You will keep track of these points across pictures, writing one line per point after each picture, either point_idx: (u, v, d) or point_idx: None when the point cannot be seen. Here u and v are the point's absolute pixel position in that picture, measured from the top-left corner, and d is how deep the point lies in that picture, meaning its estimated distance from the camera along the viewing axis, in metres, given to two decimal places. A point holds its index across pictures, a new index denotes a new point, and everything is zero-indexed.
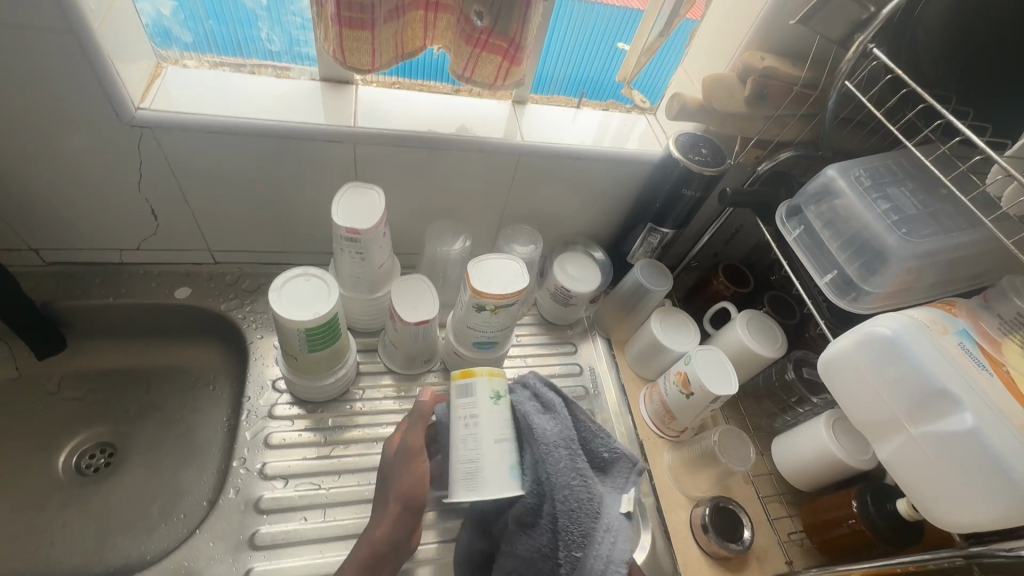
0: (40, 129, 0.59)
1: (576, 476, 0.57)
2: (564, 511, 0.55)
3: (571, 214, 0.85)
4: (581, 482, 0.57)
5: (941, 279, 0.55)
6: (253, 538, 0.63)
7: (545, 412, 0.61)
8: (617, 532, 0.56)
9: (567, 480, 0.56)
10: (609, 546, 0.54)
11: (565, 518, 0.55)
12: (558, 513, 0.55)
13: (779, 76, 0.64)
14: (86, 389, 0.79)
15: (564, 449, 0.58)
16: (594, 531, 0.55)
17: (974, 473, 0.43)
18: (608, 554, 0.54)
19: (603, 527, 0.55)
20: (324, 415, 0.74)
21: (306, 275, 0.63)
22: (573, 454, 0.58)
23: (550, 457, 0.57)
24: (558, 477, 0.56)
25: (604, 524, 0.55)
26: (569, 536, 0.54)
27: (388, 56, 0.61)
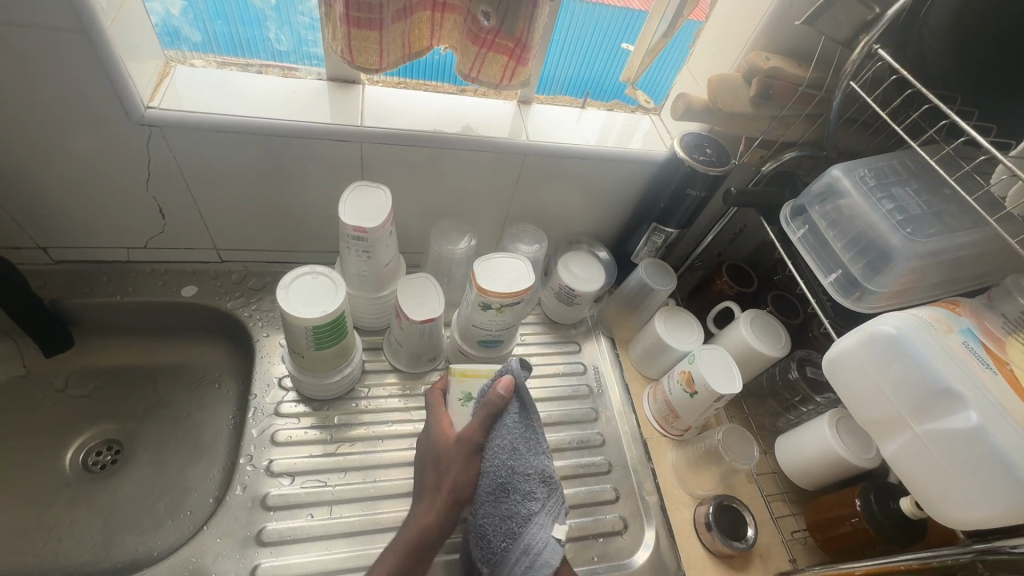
0: (49, 127, 0.60)
1: (494, 499, 0.57)
2: (482, 528, 0.58)
3: (575, 213, 0.86)
4: (496, 507, 0.57)
5: (945, 279, 0.55)
6: (260, 535, 0.64)
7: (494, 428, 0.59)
8: (529, 562, 0.54)
9: (485, 502, 0.58)
10: (516, 573, 0.54)
11: (480, 532, 0.58)
12: (479, 529, 0.58)
13: (784, 76, 0.65)
14: (93, 387, 0.80)
15: (493, 472, 0.58)
16: (507, 556, 0.55)
17: (979, 471, 0.43)
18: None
19: (515, 555, 0.55)
20: (330, 412, 0.75)
21: (314, 273, 0.64)
22: (500, 478, 0.57)
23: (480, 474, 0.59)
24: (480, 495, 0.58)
25: (517, 553, 0.55)
26: (484, 551, 0.57)
27: (395, 55, 0.62)
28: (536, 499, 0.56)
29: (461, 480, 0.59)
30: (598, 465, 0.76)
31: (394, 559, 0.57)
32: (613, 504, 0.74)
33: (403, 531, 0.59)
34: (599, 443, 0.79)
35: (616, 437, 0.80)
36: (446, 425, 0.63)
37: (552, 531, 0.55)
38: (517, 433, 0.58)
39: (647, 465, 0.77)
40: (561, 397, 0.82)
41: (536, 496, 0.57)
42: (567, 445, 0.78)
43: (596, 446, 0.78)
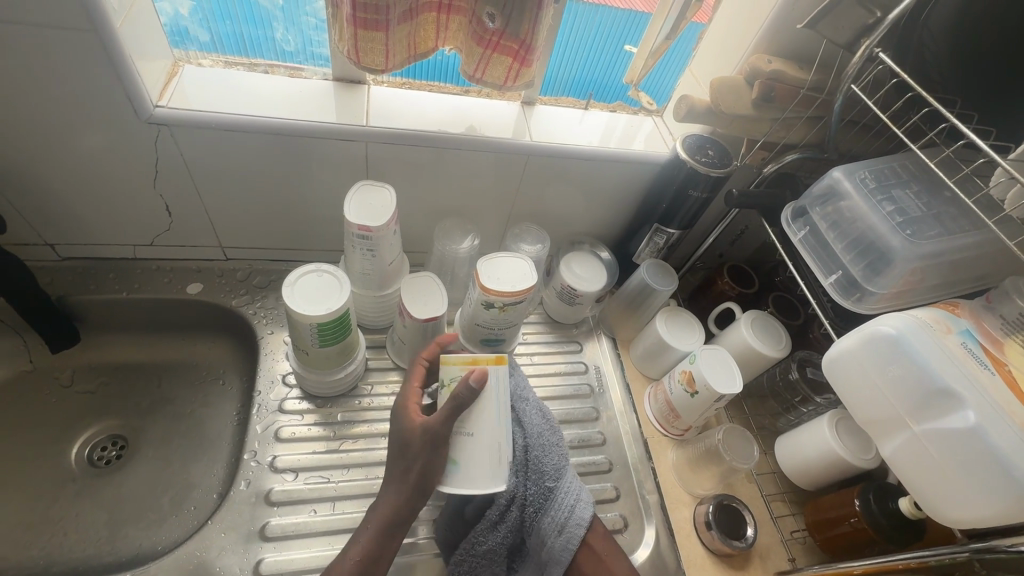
0: (58, 125, 0.60)
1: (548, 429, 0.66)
2: (538, 450, 0.64)
3: (578, 214, 0.86)
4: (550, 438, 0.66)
5: (944, 280, 0.56)
6: (264, 530, 0.64)
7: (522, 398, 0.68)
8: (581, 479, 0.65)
9: (544, 427, 0.66)
10: (575, 486, 0.63)
11: (539, 452, 0.64)
12: (538, 451, 0.64)
13: (786, 79, 0.65)
14: (98, 383, 0.80)
15: (541, 406, 0.68)
16: (564, 472, 0.64)
17: (975, 470, 0.44)
18: (574, 493, 0.63)
19: (569, 472, 0.64)
20: (333, 410, 0.75)
21: (319, 271, 0.64)
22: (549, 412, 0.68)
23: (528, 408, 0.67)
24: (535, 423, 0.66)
25: (567, 488, 0.63)
26: (548, 470, 0.63)
27: (401, 56, 0.63)
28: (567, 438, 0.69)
29: (421, 469, 0.56)
30: (599, 464, 0.77)
31: (363, 542, 0.57)
32: (614, 503, 0.74)
33: (374, 513, 0.59)
34: (600, 442, 0.79)
35: (617, 436, 0.80)
36: (413, 400, 0.62)
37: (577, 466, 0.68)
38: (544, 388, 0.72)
39: (648, 464, 0.78)
40: (563, 396, 0.83)
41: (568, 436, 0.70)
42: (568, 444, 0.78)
43: (597, 445, 0.79)
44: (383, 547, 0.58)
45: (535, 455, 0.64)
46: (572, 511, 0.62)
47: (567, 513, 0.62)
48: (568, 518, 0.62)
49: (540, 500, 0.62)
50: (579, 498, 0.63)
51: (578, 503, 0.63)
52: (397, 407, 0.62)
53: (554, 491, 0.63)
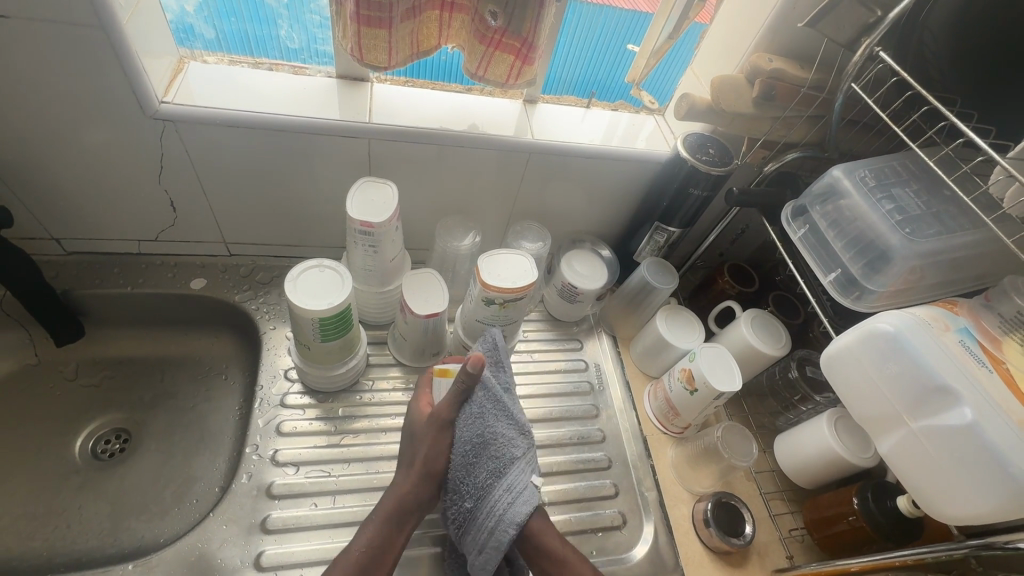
0: (65, 121, 0.61)
1: (472, 451, 0.60)
2: (460, 467, 0.60)
3: (579, 212, 0.87)
4: (480, 456, 0.60)
5: (943, 279, 0.56)
6: (265, 523, 0.65)
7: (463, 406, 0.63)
8: (511, 499, 0.58)
9: (475, 443, 0.60)
10: (496, 511, 0.58)
11: (459, 470, 0.60)
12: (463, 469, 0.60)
13: (787, 77, 0.65)
14: (102, 377, 0.81)
15: (476, 419, 0.61)
16: (487, 495, 0.59)
17: (972, 467, 0.44)
18: (495, 514, 0.58)
19: (496, 493, 0.59)
20: (334, 405, 0.76)
21: (321, 267, 0.65)
22: (483, 427, 0.61)
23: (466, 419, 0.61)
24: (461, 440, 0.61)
25: (488, 510, 0.58)
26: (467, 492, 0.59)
27: (404, 54, 0.63)
28: (515, 451, 0.60)
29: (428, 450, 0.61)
30: (598, 461, 0.77)
31: (373, 526, 0.58)
32: (613, 500, 0.74)
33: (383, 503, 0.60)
34: (599, 439, 0.79)
35: (616, 434, 0.81)
36: (425, 403, 0.66)
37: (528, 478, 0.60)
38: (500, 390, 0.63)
39: (647, 462, 0.78)
40: (563, 393, 0.83)
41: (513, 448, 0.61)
42: (568, 440, 0.78)
43: (597, 442, 0.79)
44: (388, 540, 0.58)
45: (457, 473, 0.60)
46: (488, 536, 0.57)
47: (486, 537, 0.58)
48: (487, 540, 0.58)
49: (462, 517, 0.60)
50: (497, 523, 0.57)
51: (499, 524, 0.57)
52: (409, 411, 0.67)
53: (475, 511, 0.59)
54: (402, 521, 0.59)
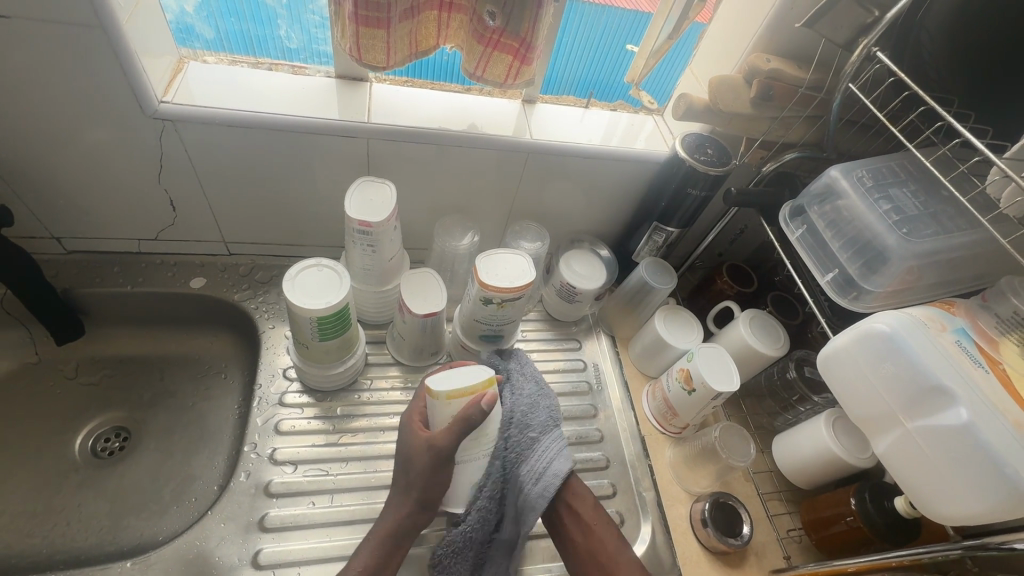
0: (66, 120, 0.61)
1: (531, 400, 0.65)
2: (525, 406, 0.64)
3: (578, 212, 0.87)
4: (539, 401, 0.66)
5: (940, 279, 0.56)
6: (263, 521, 0.65)
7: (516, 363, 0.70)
8: (561, 440, 0.65)
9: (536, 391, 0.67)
10: (551, 451, 0.64)
11: (525, 410, 0.64)
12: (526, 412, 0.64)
13: (784, 78, 0.65)
14: (103, 375, 0.82)
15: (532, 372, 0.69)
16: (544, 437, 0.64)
17: (967, 468, 0.44)
18: (551, 455, 0.63)
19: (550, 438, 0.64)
20: (333, 404, 0.76)
21: (319, 266, 0.65)
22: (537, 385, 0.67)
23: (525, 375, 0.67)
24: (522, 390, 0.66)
25: (547, 445, 0.64)
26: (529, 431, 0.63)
27: (402, 54, 0.63)
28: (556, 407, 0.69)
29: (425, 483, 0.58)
30: (596, 461, 0.77)
31: (369, 551, 0.59)
32: (610, 499, 0.75)
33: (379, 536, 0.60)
34: (597, 439, 0.79)
35: (614, 433, 0.81)
36: (419, 426, 0.60)
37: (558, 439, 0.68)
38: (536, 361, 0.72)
39: (645, 462, 0.78)
40: (561, 393, 0.83)
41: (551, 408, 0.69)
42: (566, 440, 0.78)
43: (595, 442, 0.79)
44: (385, 561, 0.59)
45: (521, 413, 0.63)
46: (545, 473, 0.62)
47: (547, 469, 0.62)
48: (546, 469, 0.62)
49: (516, 457, 0.62)
50: (552, 462, 0.63)
51: (557, 457, 0.64)
52: (405, 425, 0.62)
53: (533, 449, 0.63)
54: (400, 540, 0.60)
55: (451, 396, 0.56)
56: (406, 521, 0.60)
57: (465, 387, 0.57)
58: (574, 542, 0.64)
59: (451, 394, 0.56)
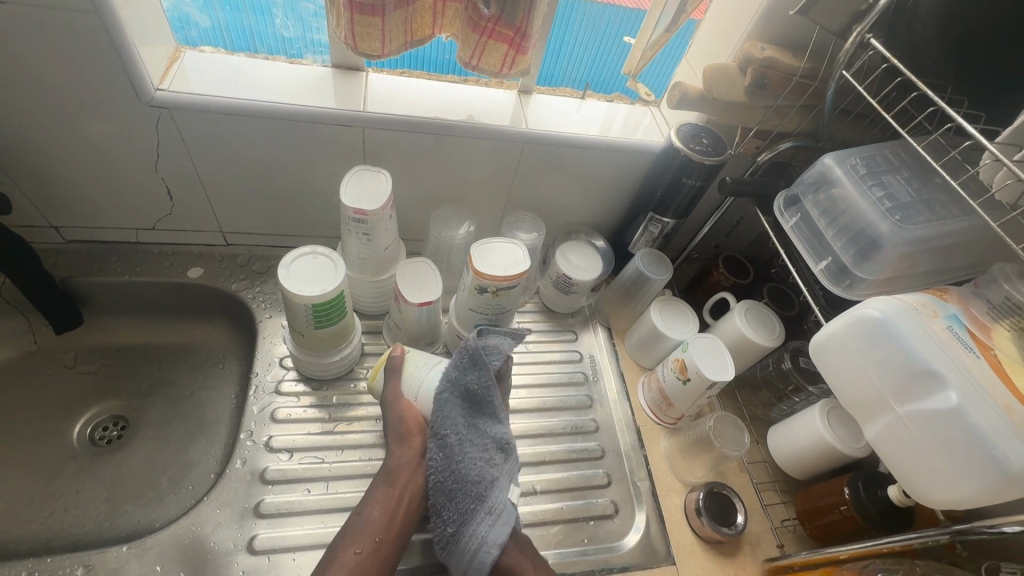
0: (62, 109, 0.62)
1: (452, 476, 0.61)
2: (447, 473, 0.61)
3: (574, 203, 0.87)
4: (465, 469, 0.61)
5: (932, 267, 0.56)
6: (258, 507, 0.65)
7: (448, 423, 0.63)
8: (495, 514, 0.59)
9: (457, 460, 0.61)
10: (479, 532, 0.58)
11: (450, 478, 0.61)
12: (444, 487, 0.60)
13: (779, 67, 0.65)
14: (101, 364, 0.82)
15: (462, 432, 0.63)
16: (472, 515, 0.59)
17: (957, 451, 0.44)
18: (478, 536, 0.58)
19: (480, 513, 0.59)
20: (329, 393, 0.76)
21: (314, 254, 0.65)
22: (457, 457, 0.61)
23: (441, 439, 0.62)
24: (444, 464, 0.61)
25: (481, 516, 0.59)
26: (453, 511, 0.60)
27: (397, 43, 0.63)
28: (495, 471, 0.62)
29: (396, 415, 0.64)
30: (591, 450, 0.78)
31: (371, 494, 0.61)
32: (605, 489, 0.75)
33: (376, 490, 0.61)
34: (593, 429, 0.80)
35: (610, 424, 0.81)
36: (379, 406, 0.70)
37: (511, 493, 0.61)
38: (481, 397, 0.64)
39: (640, 452, 0.78)
40: (557, 384, 0.83)
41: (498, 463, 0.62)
42: (562, 430, 0.79)
43: (590, 432, 0.79)
44: (381, 500, 0.60)
45: (447, 482, 0.61)
46: (470, 555, 0.58)
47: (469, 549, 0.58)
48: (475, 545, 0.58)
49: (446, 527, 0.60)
50: (479, 539, 0.58)
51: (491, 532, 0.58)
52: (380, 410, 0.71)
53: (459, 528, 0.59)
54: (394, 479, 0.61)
55: (373, 375, 0.68)
56: (395, 465, 0.62)
57: (376, 363, 0.68)
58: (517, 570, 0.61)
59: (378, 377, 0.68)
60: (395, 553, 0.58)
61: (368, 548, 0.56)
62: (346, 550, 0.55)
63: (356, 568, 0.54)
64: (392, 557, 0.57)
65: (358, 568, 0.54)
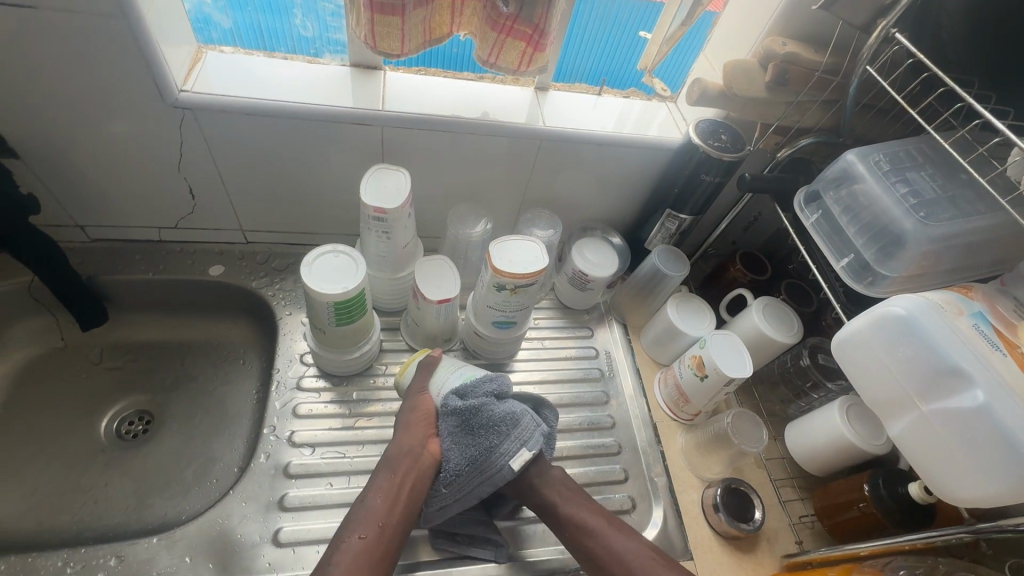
0: (89, 111, 0.63)
1: (468, 434, 0.64)
2: (462, 437, 0.65)
3: (590, 200, 0.87)
4: (479, 429, 0.64)
5: (957, 264, 0.56)
6: (283, 501, 0.67)
7: (466, 396, 0.66)
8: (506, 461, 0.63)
9: (451, 434, 0.65)
10: (486, 478, 0.63)
11: (466, 439, 0.64)
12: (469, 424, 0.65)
13: (800, 61, 0.65)
14: (125, 360, 0.84)
15: (475, 406, 0.65)
16: (480, 468, 0.64)
17: (984, 449, 0.44)
18: (501, 462, 0.63)
19: (486, 466, 0.63)
20: (349, 388, 0.77)
21: (336, 252, 0.66)
22: (471, 421, 0.65)
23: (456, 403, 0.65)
24: (459, 430, 0.65)
25: (488, 464, 0.63)
26: (443, 475, 0.64)
27: (416, 42, 0.63)
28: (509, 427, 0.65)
29: (411, 405, 0.67)
30: (607, 446, 0.78)
31: (376, 484, 0.61)
32: (622, 484, 0.75)
33: (377, 478, 0.62)
34: (609, 426, 0.80)
35: (627, 420, 0.81)
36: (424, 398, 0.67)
37: (510, 459, 0.63)
38: (488, 381, 0.67)
39: (657, 448, 0.79)
40: (573, 380, 0.84)
41: (499, 432, 0.64)
42: (578, 426, 0.79)
43: (607, 428, 0.80)
44: (384, 488, 0.61)
45: (463, 442, 0.64)
46: (488, 485, 0.64)
47: (487, 486, 0.64)
48: (489, 478, 0.63)
49: (464, 480, 0.64)
50: (494, 478, 0.63)
51: (502, 470, 0.63)
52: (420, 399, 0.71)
53: (481, 460, 0.64)
54: (398, 467, 0.63)
55: (400, 372, 0.71)
56: (397, 452, 0.63)
57: (405, 361, 0.72)
58: (572, 521, 0.63)
59: (405, 375, 0.71)
60: (398, 538, 0.59)
61: (369, 534, 0.57)
62: (350, 537, 0.56)
63: (361, 553, 0.56)
64: (397, 540, 0.59)
65: (363, 553, 0.56)
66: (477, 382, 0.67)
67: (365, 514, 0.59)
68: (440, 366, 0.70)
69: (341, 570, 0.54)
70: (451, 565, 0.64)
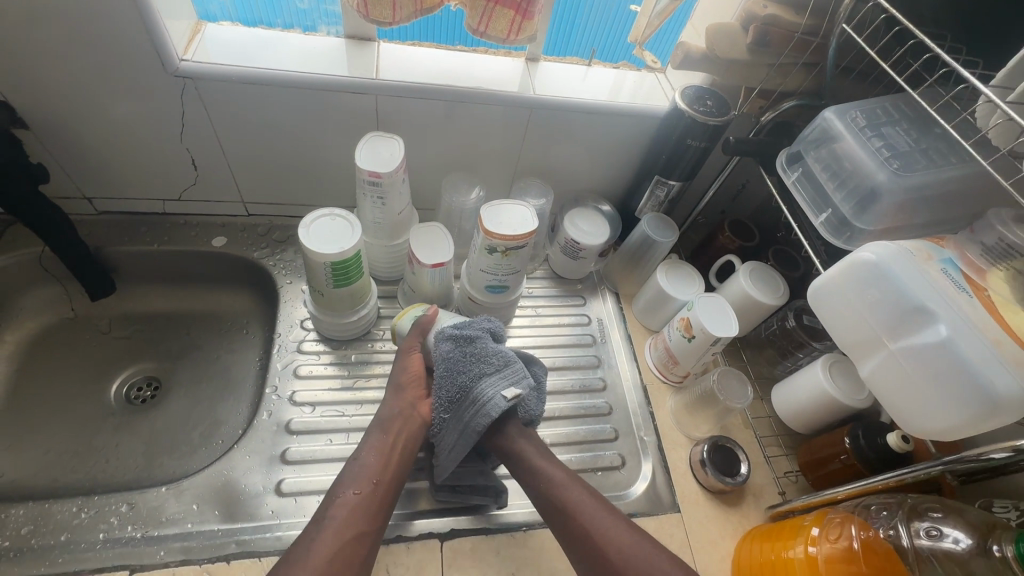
0: (94, 83, 0.65)
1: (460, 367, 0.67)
2: (455, 370, 0.67)
3: (582, 170, 0.89)
4: (470, 363, 0.67)
5: (931, 215, 0.57)
6: (284, 455, 0.70)
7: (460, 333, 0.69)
8: (496, 393, 0.65)
9: (445, 362, 0.68)
10: (479, 411, 0.65)
11: (458, 371, 0.67)
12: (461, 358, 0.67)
13: (781, 23, 0.67)
14: (133, 330, 0.87)
15: (467, 341, 0.68)
16: (473, 401, 0.66)
17: (946, 382, 0.46)
18: (492, 393, 0.65)
19: (479, 399, 0.65)
20: (348, 351, 0.80)
21: (332, 216, 0.68)
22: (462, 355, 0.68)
23: (450, 340, 0.69)
24: (452, 364, 0.68)
25: (480, 396, 0.65)
26: (440, 404, 0.68)
27: (408, 10, 0.65)
28: (500, 362, 0.67)
29: (399, 370, 0.71)
30: (598, 407, 0.81)
31: (370, 443, 0.64)
32: (612, 442, 0.78)
33: (371, 437, 0.65)
34: (601, 388, 0.83)
35: (618, 382, 0.84)
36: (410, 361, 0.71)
37: (500, 390, 0.66)
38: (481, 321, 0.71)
39: (646, 409, 0.81)
40: (565, 345, 0.86)
41: (491, 363, 0.67)
42: (570, 388, 0.82)
43: (598, 390, 0.82)
44: (377, 446, 0.64)
45: (456, 376, 0.67)
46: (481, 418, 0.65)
47: (481, 418, 0.65)
48: (482, 410, 0.65)
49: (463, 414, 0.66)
50: (487, 408, 0.64)
51: (493, 400, 0.65)
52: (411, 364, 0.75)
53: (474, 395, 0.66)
54: (391, 428, 0.66)
55: (398, 322, 0.75)
56: (388, 415, 0.67)
57: (404, 310, 0.75)
58: (547, 474, 0.65)
59: (402, 322, 0.74)
60: (392, 493, 0.61)
61: (364, 489, 0.59)
62: (347, 490, 0.59)
63: (357, 506, 0.58)
64: (391, 493, 0.61)
65: (359, 506, 0.58)
66: (472, 324, 0.71)
67: (360, 471, 0.61)
68: (439, 318, 0.74)
69: (336, 521, 0.56)
70: (454, 514, 0.68)
